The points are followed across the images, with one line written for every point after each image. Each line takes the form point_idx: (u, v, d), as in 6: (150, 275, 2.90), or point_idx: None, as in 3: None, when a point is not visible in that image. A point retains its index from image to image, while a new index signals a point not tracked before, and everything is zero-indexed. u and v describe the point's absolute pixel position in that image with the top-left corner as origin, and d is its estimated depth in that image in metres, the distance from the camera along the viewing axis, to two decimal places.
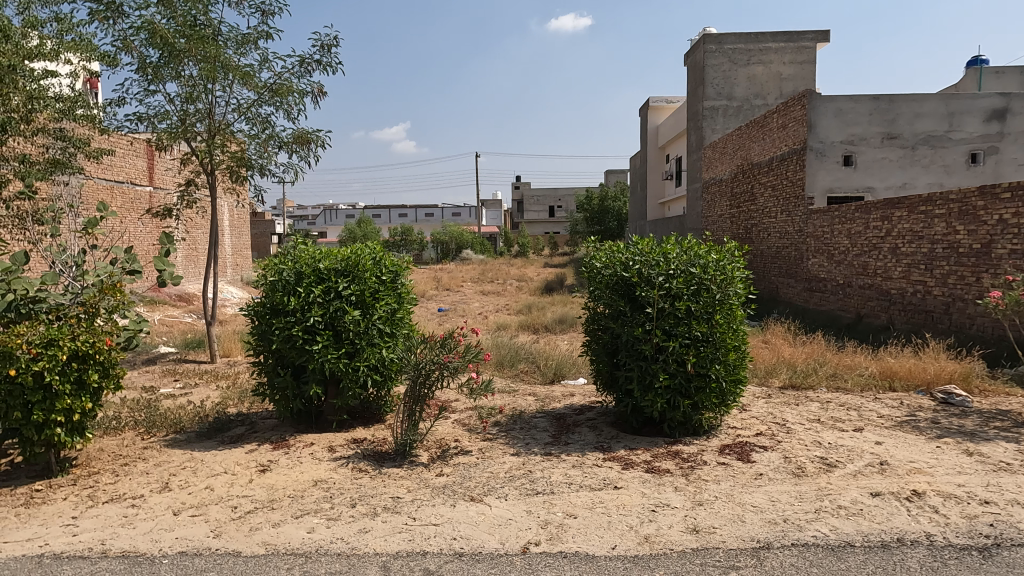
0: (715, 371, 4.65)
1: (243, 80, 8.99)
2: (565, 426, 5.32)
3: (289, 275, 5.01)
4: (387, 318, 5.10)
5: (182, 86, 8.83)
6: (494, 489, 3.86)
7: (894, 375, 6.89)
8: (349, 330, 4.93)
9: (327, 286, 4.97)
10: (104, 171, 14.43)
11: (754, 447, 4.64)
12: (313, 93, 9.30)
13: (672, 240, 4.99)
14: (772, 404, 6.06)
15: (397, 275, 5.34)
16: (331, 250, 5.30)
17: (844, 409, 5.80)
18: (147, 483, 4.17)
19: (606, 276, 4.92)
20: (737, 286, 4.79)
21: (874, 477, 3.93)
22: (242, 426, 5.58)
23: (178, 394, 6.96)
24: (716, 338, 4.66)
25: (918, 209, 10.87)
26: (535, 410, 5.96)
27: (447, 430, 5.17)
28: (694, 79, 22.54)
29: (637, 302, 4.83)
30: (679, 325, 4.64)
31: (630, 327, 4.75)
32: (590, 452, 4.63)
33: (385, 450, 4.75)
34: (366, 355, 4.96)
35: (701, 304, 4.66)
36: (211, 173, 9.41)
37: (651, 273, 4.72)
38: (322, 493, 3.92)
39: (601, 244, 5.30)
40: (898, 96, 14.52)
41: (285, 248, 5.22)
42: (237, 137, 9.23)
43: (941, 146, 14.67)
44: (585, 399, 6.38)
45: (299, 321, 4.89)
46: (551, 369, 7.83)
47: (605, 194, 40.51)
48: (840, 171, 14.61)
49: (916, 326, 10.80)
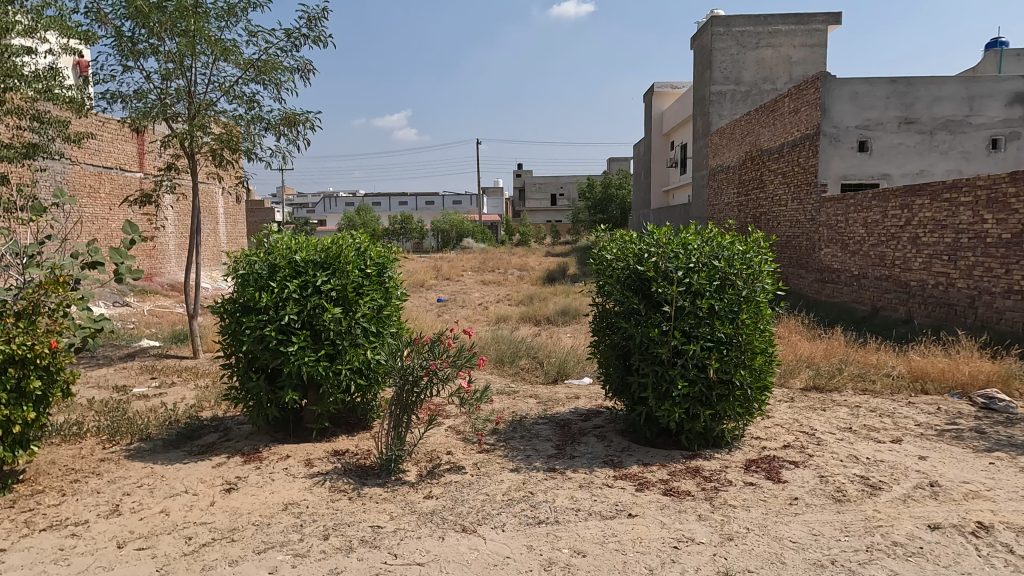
0: (739, 377, 4.15)
1: (223, 56, 8.40)
2: (570, 436, 4.82)
3: (261, 267, 4.45)
4: (372, 315, 4.59)
5: (160, 62, 8.25)
6: (491, 517, 3.35)
7: (925, 377, 6.38)
8: (328, 330, 4.41)
9: (304, 280, 4.43)
10: (91, 156, 14.17)
11: (783, 463, 4.12)
12: (302, 70, 8.72)
13: (691, 230, 4.43)
14: (796, 409, 5.54)
15: (383, 268, 4.82)
16: (312, 239, 4.77)
17: (877, 416, 5.28)
18: (95, 506, 3.65)
19: (617, 269, 4.38)
20: (764, 281, 4.25)
21: (928, 504, 3.41)
22: (214, 433, 5.08)
23: (153, 394, 6.48)
24: (742, 340, 4.14)
25: (942, 197, 10.28)
26: (536, 416, 5.45)
27: (439, 439, 4.65)
28: (700, 63, 21.85)
29: (652, 299, 4.28)
30: (702, 326, 4.09)
31: (645, 327, 4.20)
32: (599, 468, 4.11)
33: (369, 464, 4.25)
34: (349, 358, 4.45)
35: (725, 303, 4.11)
36: (192, 157, 8.80)
37: (668, 266, 4.16)
38: (293, 520, 3.40)
39: (611, 232, 4.76)
40: (916, 79, 13.89)
41: (259, 237, 4.67)
42: (221, 119, 8.66)
43: (961, 131, 14.06)
44: (591, 401, 5.87)
45: (272, 320, 4.36)
46: (554, 367, 7.29)
47: (608, 182, 39.85)
48: (854, 157, 14.02)
49: (937, 320, 10.26)
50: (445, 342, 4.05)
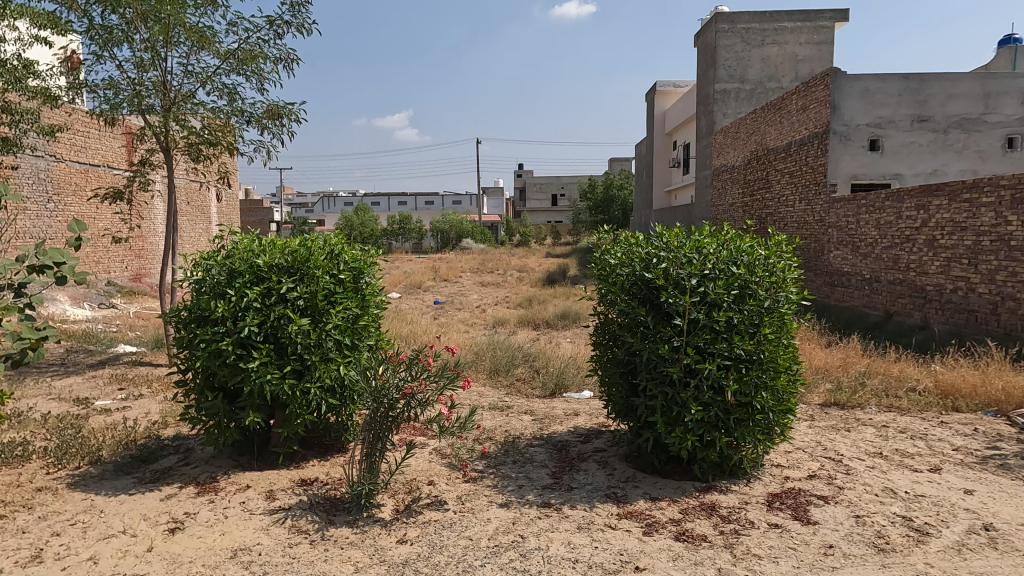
0: (761, 401, 3.66)
1: (201, 45, 7.91)
2: (568, 462, 4.31)
3: (219, 274, 3.95)
4: (346, 326, 4.08)
5: (134, 51, 7.77)
6: (472, 571, 2.85)
7: (955, 394, 5.86)
8: (295, 343, 3.90)
9: (267, 286, 3.92)
10: (77, 153, 13.82)
11: (810, 499, 3.61)
12: (285, 60, 8.22)
13: (705, 232, 3.92)
14: (817, 429, 5.03)
15: (359, 273, 4.32)
16: (280, 239, 4.27)
17: (908, 439, 4.77)
18: (14, 551, 3.14)
19: (621, 276, 3.86)
20: (789, 290, 3.74)
21: (988, 556, 2.91)
22: (174, 456, 4.58)
23: (117, 407, 5.97)
24: (764, 358, 3.64)
25: (961, 197, 9.76)
26: (531, 436, 4.93)
27: (421, 466, 4.14)
28: (704, 61, 21.33)
29: (662, 310, 3.77)
30: (719, 342, 3.58)
31: (653, 343, 3.68)
32: (601, 503, 3.59)
33: (338, 496, 3.73)
34: (318, 375, 3.96)
35: (746, 316, 3.60)
36: (168, 152, 8.29)
37: (679, 273, 3.63)
38: (239, 573, 2.89)
39: (614, 234, 4.25)
40: (930, 76, 13.39)
41: (218, 237, 4.14)
42: (199, 112, 8.17)
43: (976, 130, 13.52)
44: (592, 419, 5.34)
45: (230, 333, 3.85)
46: (552, 380, 6.76)
47: (610, 182, 39.35)
48: (865, 157, 13.50)
49: (956, 327, 9.74)
50: (422, 361, 3.53)
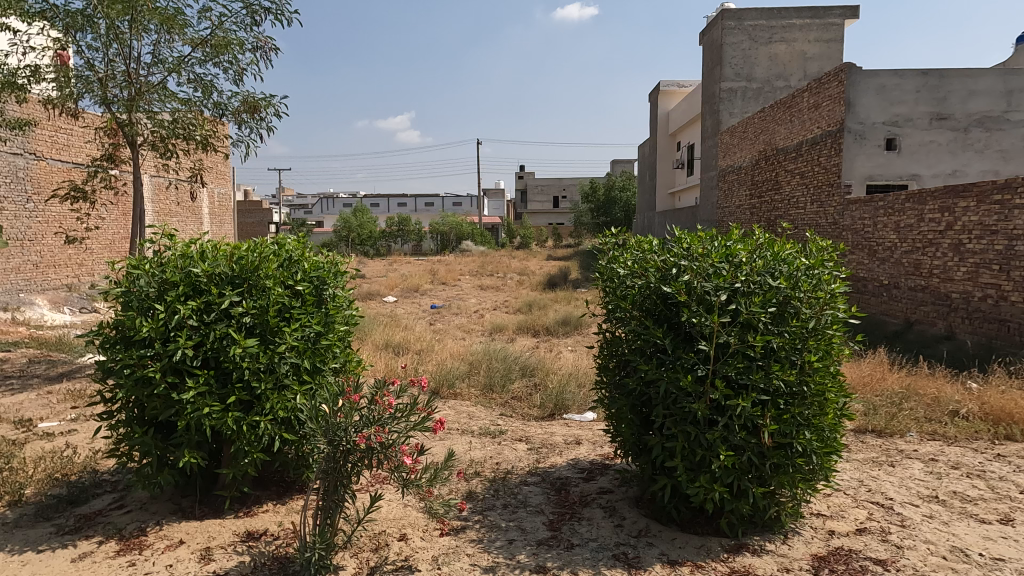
0: (803, 442, 2.99)
1: (171, 31, 7.24)
2: (569, 507, 3.64)
3: (148, 285, 3.28)
4: (304, 347, 3.43)
5: (96, 35, 7.07)
6: None
7: (1007, 420, 5.18)
8: (241, 368, 3.24)
9: (206, 300, 3.27)
10: (59, 152, 13.21)
11: (865, 565, 2.93)
12: (263, 48, 7.56)
13: (732, 238, 3.26)
14: (856, 464, 4.35)
15: (322, 284, 3.66)
16: (228, 242, 3.62)
17: (965, 478, 4.08)
18: None
19: (632, 289, 3.21)
20: (837, 308, 3.07)
21: None
22: (108, 496, 3.91)
23: (61, 431, 5.30)
24: (809, 391, 2.98)
25: (991, 198, 9.06)
26: (526, 471, 4.26)
27: (393, 515, 3.48)
28: (710, 58, 20.66)
29: (683, 331, 3.10)
30: (754, 372, 2.91)
31: (674, 372, 3.01)
32: (608, 570, 2.93)
33: (289, 556, 3.06)
34: (270, 406, 3.30)
35: (788, 339, 2.93)
36: (134, 148, 7.59)
37: (704, 286, 2.97)
38: None
39: (623, 238, 3.59)
40: (949, 72, 12.72)
41: (150, 241, 3.48)
42: (169, 103, 7.47)
43: (998, 129, 12.85)
44: (596, 449, 4.68)
45: (160, 357, 3.19)
46: (550, 399, 6.06)
47: (612, 184, 38.76)
48: (882, 156, 12.81)
49: (985, 338, 9.07)
50: (381, 402, 2.85)
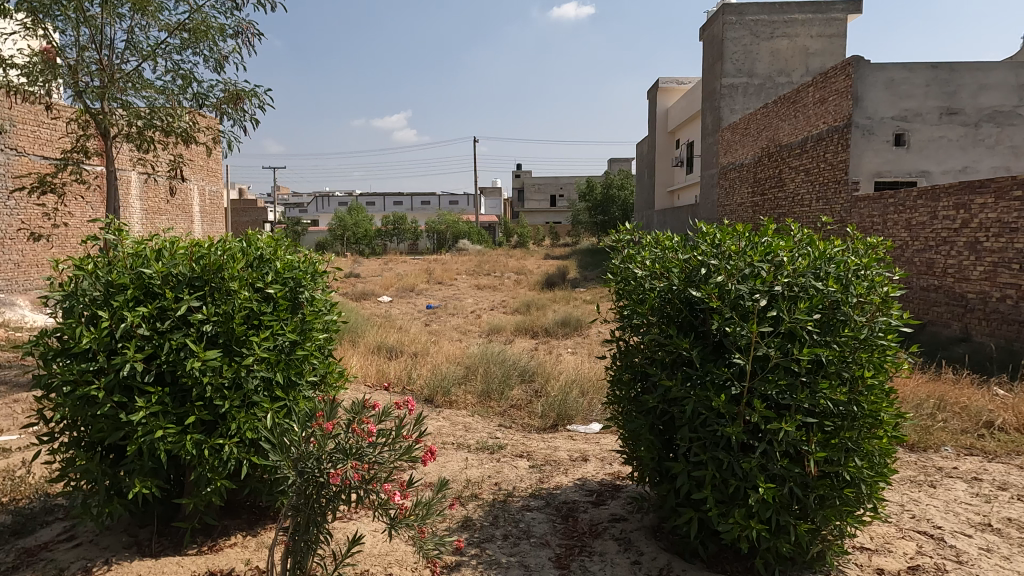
0: (852, 471, 2.58)
1: (147, 15, 6.78)
2: (578, 539, 3.21)
3: (92, 288, 2.83)
4: (276, 359, 2.99)
5: (64, 19, 6.60)
6: None
7: None
8: (201, 384, 2.80)
9: (161, 306, 2.83)
10: (40, 147, 12.68)
11: None
12: (245, 34, 7.10)
13: (766, 234, 2.83)
14: (893, 484, 3.93)
15: (298, 285, 3.22)
16: (189, 240, 3.17)
17: (1016, 502, 3.67)
18: None
19: (652, 292, 2.79)
20: (891, 314, 2.65)
21: None
22: (58, 526, 3.46)
23: (19, 446, 4.83)
24: (860, 410, 2.56)
25: (1010, 195, 8.65)
26: (528, 493, 3.83)
27: (377, 552, 3.05)
28: (711, 54, 20.25)
29: (713, 341, 2.68)
30: (797, 392, 2.50)
31: (703, 390, 2.59)
32: None
33: None
34: (235, 427, 2.86)
35: (838, 352, 2.52)
36: (106, 139, 7.10)
37: (738, 288, 2.54)
38: None
39: (639, 233, 3.16)
40: (960, 65, 12.33)
41: (97, 238, 3.02)
42: (144, 92, 7.00)
43: (1010, 124, 12.44)
44: (604, 467, 4.26)
45: (105, 371, 2.74)
46: (553, 408, 5.62)
47: (610, 183, 38.32)
48: (891, 153, 12.44)
49: (1005, 341, 8.66)
50: (359, 430, 2.39)
